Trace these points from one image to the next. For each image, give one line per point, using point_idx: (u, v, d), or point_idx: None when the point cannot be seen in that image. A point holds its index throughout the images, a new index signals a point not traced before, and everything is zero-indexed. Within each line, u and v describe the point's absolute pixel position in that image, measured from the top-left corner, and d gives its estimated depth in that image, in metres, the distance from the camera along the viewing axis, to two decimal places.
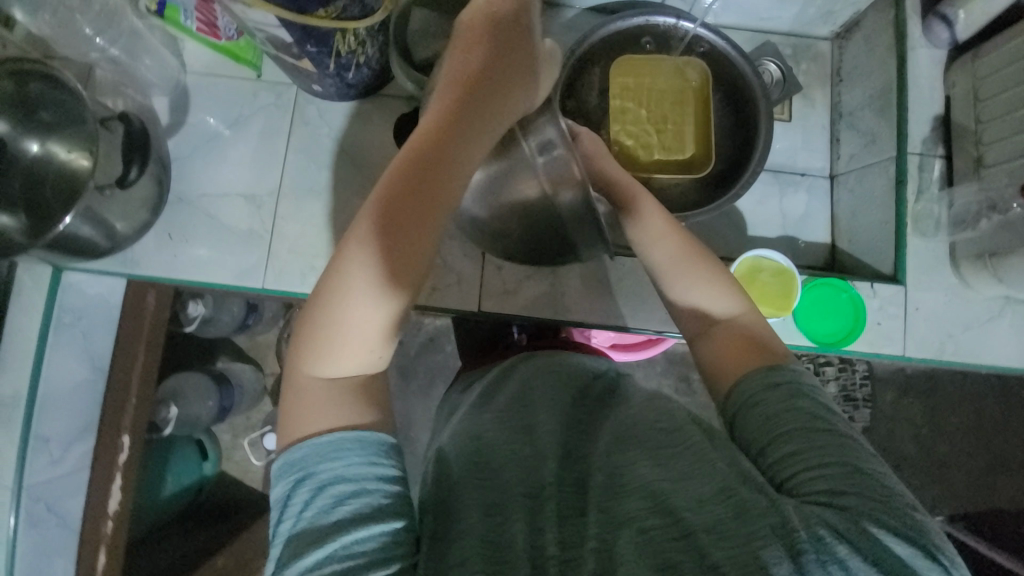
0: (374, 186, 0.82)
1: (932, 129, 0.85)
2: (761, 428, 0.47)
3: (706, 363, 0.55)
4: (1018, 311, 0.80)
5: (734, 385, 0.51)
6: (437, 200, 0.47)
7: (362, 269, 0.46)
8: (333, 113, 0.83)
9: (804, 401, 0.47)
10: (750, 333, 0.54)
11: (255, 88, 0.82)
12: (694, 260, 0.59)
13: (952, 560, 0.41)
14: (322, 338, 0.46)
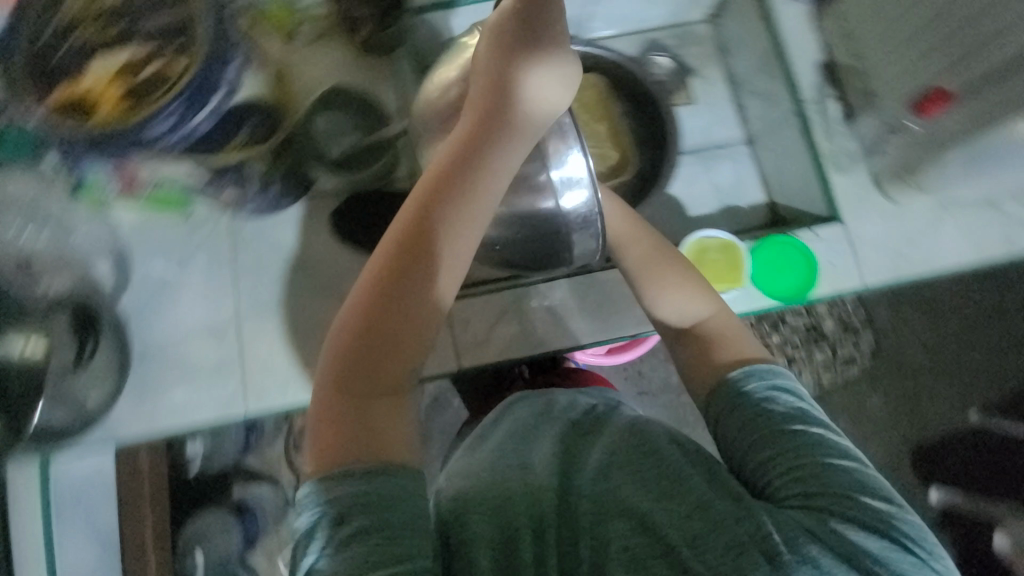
0: (327, 285, 0.84)
1: (820, 74, 0.89)
2: (742, 438, 0.58)
3: (690, 355, 0.68)
4: (956, 211, 0.83)
5: (715, 390, 0.63)
6: (421, 277, 0.54)
7: (394, 301, 0.54)
8: (270, 227, 0.85)
9: (774, 410, 0.58)
10: (721, 326, 0.68)
11: (190, 225, 0.84)
12: (666, 267, 0.72)
13: (913, 539, 0.51)
14: (372, 361, 0.54)
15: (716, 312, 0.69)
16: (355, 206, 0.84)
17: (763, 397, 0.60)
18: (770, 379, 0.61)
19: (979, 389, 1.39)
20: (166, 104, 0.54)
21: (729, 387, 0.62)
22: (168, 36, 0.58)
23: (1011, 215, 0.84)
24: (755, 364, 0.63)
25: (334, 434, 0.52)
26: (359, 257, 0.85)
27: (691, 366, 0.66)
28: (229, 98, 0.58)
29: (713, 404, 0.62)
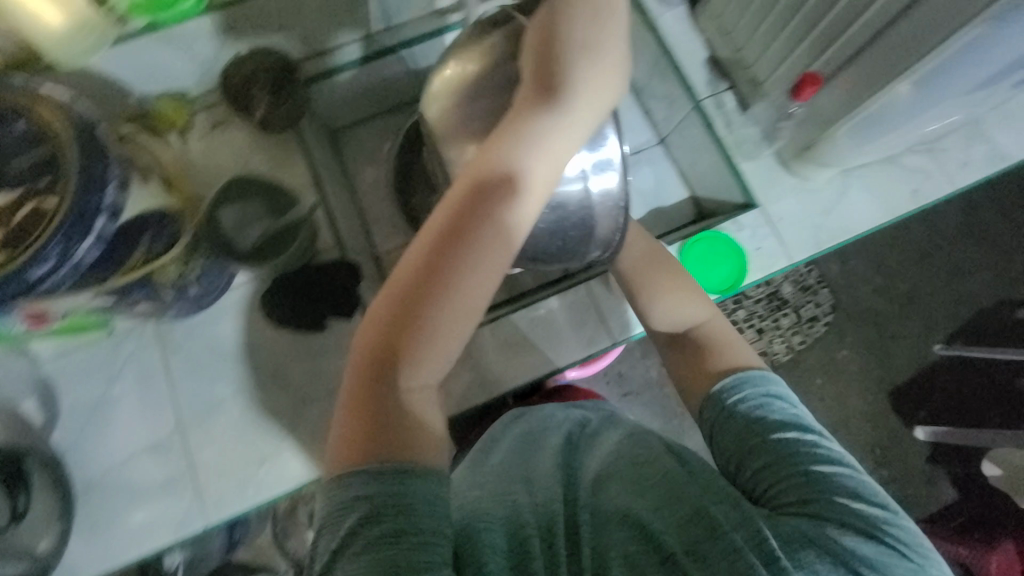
0: (268, 372, 0.81)
1: (709, 70, 0.93)
2: (737, 445, 0.61)
3: (676, 368, 0.74)
4: (858, 176, 0.87)
5: (710, 398, 0.67)
6: (415, 334, 0.53)
7: (393, 353, 0.53)
8: (197, 326, 0.81)
9: (765, 420, 0.61)
10: (711, 337, 0.73)
11: (114, 341, 0.81)
12: (659, 271, 0.76)
13: (905, 545, 0.51)
14: (368, 408, 0.53)
15: (707, 320, 0.74)
16: (281, 288, 0.81)
17: (753, 408, 0.63)
18: (763, 391, 0.65)
19: (937, 323, 1.44)
20: (48, 241, 0.52)
21: (722, 397, 0.66)
22: (42, 167, 0.54)
23: (910, 168, 0.88)
24: (745, 375, 0.67)
25: (354, 443, 0.53)
26: (296, 337, 0.82)
27: (685, 373, 0.72)
28: (114, 220, 0.57)
29: (708, 413, 0.66)
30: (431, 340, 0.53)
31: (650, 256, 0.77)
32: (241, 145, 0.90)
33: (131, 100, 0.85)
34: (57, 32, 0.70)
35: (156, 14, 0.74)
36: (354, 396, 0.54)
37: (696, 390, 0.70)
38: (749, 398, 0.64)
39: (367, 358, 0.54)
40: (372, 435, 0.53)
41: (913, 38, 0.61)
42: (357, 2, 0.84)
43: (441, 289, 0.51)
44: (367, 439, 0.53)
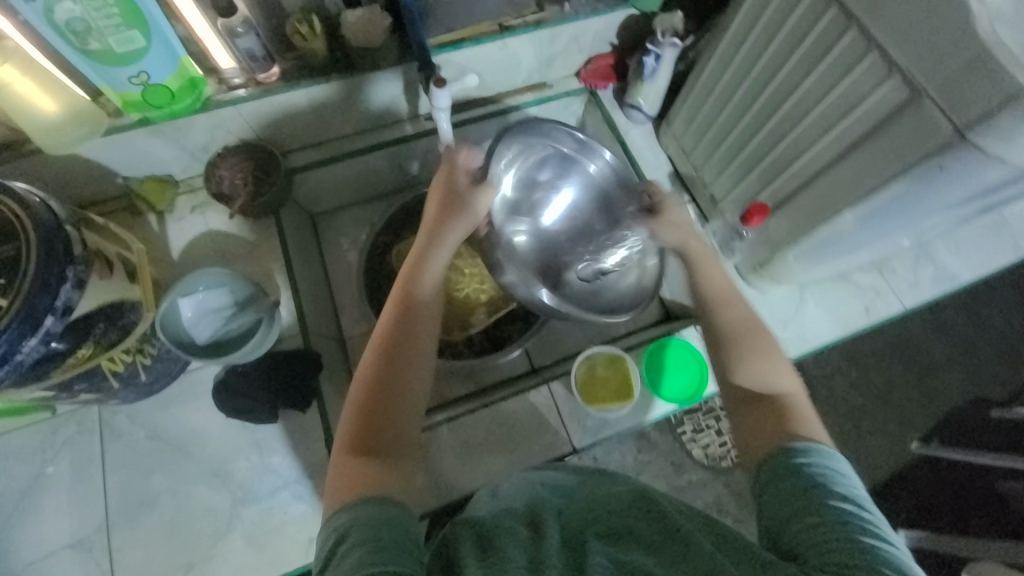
0: (210, 465, 0.77)
1: (672, 184, 1.00)
2: (791, 503, 0.51)
3: (746, 432, 0.62)
4: (813, 290, 0.91)
5: (768, 459, 0.57)
6: (410, 320, 0.65)
7: (395, 348, 0.63)
8: (144, 412, 0.79)
9: (825, 483, 0.52)
10: (799, 413, 0.61)
11: (54, 424, 0.77)
12: (756, 331, 0.69)
13: None
14: (378, 404, 0.59)
15: (798, 395, 0.64)
16: (235, 380, 0.79)
17: (814, 469, 0.53)
18: (833, 458, 0.55)
19: (910, 422, 1.42)
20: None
21: (785, 454, 0.56)
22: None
23: (863, 286, 0.92)
24: (814, 440, 0.57)
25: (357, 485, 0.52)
26: (245, 429, 0.80)
27: (748, 435, 0.62)
28: (65, 318, 0.56)
29: (767, 469, 0.56)
30: (410, 376, 0.62)
31: (746, 316, 0.71)
32: (219, 228, 0.92)
33: (115, 182, 0.88)
34: (53, 120, 0.75)
35: (148, 109, 0.78)
36: (349, 446, 0.56)
37: (757, 452, 0.60)
38: (818, 466, 0.53)
39: (357, 415, 0.59)
40: (377, 470, 0.54)
41: (838, 188, 0.65)
42: (344, 106, 0.91)
43: (407, 334, 0.63)
44: (374, 477, 0.53)
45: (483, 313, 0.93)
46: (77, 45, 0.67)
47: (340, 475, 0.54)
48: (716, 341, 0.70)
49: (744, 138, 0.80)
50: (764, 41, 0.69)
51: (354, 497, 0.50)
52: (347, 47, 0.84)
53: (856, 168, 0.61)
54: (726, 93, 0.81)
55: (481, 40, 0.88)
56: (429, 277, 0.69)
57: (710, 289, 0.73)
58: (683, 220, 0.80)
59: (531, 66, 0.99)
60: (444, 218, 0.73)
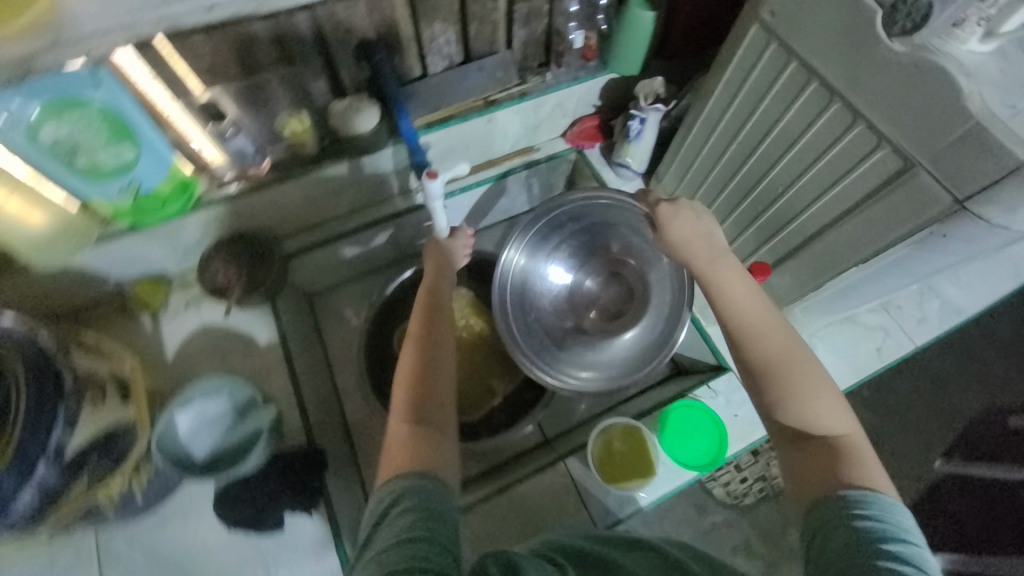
0: None
1: None
2: (842, 557, 0.45)
3: (794, 472, 0.55)
4: (821, 334, 0.89)
5: (817, 502, 0.51)
6: (437, 331, 0.67)
7: (425, 357, 0.63)
8: (141, 532, 0.74)
9: (879, 543, 0.44)
10: (855, 449, 0.54)
11: (43, 557, 0.72)
12: (793, 356, 0.60)
13: None
14: (419, 402, 0.59)
15: (850, 436, 0.55)
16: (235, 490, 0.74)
17: (873, 527, 0.46)
18: (895, 519, 0.46)
19: (933, 439, 1.36)
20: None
21: (840, 498, 0.49)
22: None
23: (871, 326, 0.92)
24: (870, 491, 0.49)
25: (409, 462, 0.51)
26: (249, 542, 0.74)
27: (799, 479, 0.54)
28: (52, 462, 0.59)
29: (813, 519, 0.50)
30: (444, 380, 0.62)
31: (783, 334, 0.63)
32: (216, 323, 0.91)
33: (106, 286, 0.86)
34: (39, 237, 0.73)
35: (140, 216, 0.77)
36: (399, 433, 0.56)
37: (805, 499, 0.52)
38: (873, 519, 0.46)
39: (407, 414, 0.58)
40: (428, 455, 0.53)
41: (842, 249, 0.65)
42: (335, 190, 0.91)
43: (435, 351, 0.64)
44: (429, 454, 0.53)
45: (500, 380, 0.94)
46: (66, 164, 0.67)
47: (392, 460, 0.53)
48: (755, 365, 0.61)
49: (736, 199, 0.80)
50: (748, 108, 0.70)
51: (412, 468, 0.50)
52: (336, 134, 0.84)
53: (855, 232, 0.61)
54: (713, 155, 0.82)
55: (468, 116, 0.90)
56: (443, 306, 0.71)
57: (770, 324, 0.64)
58: (691, 233, 0.71)
59: (518, 133, 1.00)
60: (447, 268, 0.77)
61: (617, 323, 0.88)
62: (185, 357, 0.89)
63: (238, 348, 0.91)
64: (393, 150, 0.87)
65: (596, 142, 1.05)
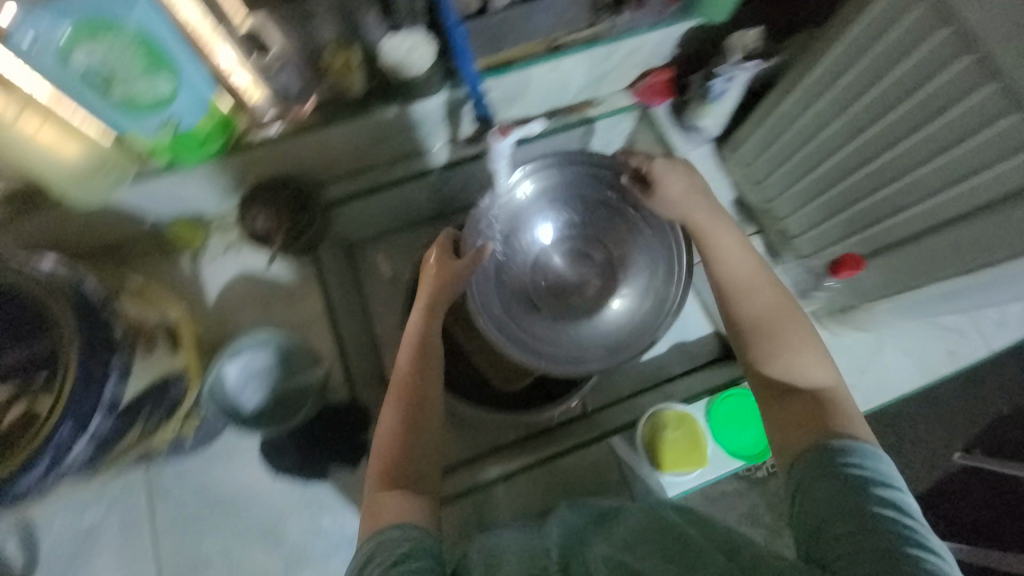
0: (264, 526, 0.76)
1: (736, 213, 0.93)
2: (829, 502, 0.50)
3: (777, 427, 0.60)
4: (893, 334, 0.86)
5: (800, 457, 0.55)
6: (427, 370, 0.66)
7: (407, 407, 0.63)
8: (191, 472, 0.78)
9: (873, 490, 0.49)
10: (839, 403, 0.59)
11: (98, 488, 0.76)
12: (784, 319, 0.66)
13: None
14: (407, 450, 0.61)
15: (840, 388, 0.60)
16: (283, 444, 0.77)
17: (869, 477, 0.50)
18: (883, 466, 0.52)
19: (956, 429, 1.26)
20: (54, 432, 0.49)
21: (828, 448, 0.54)
22: (37, 360, 0.51)
23: (947, 327, 0.87)
24: (863, 442, 0.53)
25: (392, 514, 0.55)
26: (295, 488, 0.78)
27: (781, 426, 0.60)
28: (113, 413, 0.53)
29: (803, 466, 0.54)
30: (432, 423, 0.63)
31: (777, 298, 0.68)
32: (256, 270, 0.89)
33: (143, 226, 0.83)
34: (74, 171, 0.68)
35: (178, 155, 0.72)
36: (380, 479, 0.58)
37: (787, 447, 0.58)
38: (862, 461, 0.52)
39: (394, 462, 0.60)
40: (415, 512, 0.56)
41: (988, 235, 0.58)
42: (380, 136, 0.83)
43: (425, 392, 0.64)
44: (409, 511, 0.56)
45: None
46: (100, 92, 0.61)
47: (376, 513, 0.56)
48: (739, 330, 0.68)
49: (843, 169, 0.73)
50: (884, 65, 0.62)
51: (395, 524, 0.53)
52: (384, 76, 0.74)
53: (996, 226, 0.57)
54: (816, 123, 0.74)
55: (532, 62, 0.79)
56: (436, 339, 0.69)
57: (743, 278, 0.69)
58: (684, 189, 0.74)
59: (582, 83, 0.89)
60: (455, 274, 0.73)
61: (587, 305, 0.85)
62: (226, 304, 0.88)
63: (280, 299, 0.89)
64: (445, 96, 0.78)
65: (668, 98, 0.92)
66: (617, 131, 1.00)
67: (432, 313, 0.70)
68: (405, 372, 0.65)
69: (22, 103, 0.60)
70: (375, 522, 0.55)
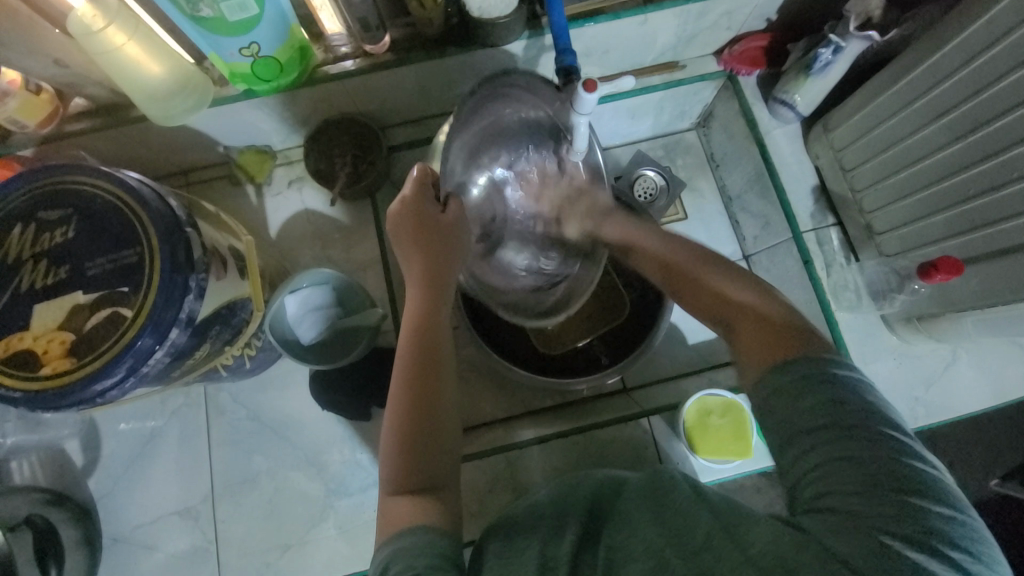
0: (309, 452, 0.81)
1: (815, 201, 0.87)
2: (791, 423, 0.46)
3: (740, 356, 0.53)
4: (970, 348, 0.82)
5: (755, 385, 0.50)
6: (429, 344, 0.57)
7: (408, 390, 0.54)
8: (245, 393, 0.83)
9: (860, 407, 0.44)
10: (777, 322, 0.53)
11: (161, 396, 0.82)
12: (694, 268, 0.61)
13: (975, 542, 0.39)
14: (419, 442, 0.53)
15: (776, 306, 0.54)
16: (332, 379, 0.80)
17: (845, 376, 0.47)
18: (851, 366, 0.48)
19: (1000, 453, 1.15)
20: (135, 341, 0.51)
21: (786, 364, 0.49)
22: (122, 270, 0.52)
23: None
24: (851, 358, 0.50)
25: (407, 517, 0.49)
26: (341, 422, 0.82)
27: (739, 352, 0.54)
28: (187, 328, 0.55)
29: (763, 389, 0.49)
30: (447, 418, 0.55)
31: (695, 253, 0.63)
32: (316, 209, 0.90)
33: (213, 151, 0.85)
34: (156, 88, 0.66)
35: (253, 83, 0.70)
36: (394, 488, 0.51)
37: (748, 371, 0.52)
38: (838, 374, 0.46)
39: (399, 466, 0.52)
40: (431, 510, 0.50)
41: None
42: (453, 81, 0.80)
43: (430, 385, 0.55)
44: (426, 510, 0.49)
45: (593, 327, 0.88)
46: (186, 11, 0.58)
47: (387, 520, 0.50)
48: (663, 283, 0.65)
49: (956, 163, 0.66)
50: None
51: (409, 528, 0.47)
52: (464, 13, 0.69)
53: None
54: (931, 109, 0.67)
55: (620, 13, 0.73)
56: (441, 324, 0.59)
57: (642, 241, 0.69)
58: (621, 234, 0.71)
59: (668, 43, 0.83)
60: (444, 244, 0.62)
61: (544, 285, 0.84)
62: (286, 237, 0.90)
63: (336, 237, 0.90)
64: (524, 44, 0.74)
65: (757, 69, 0.86)
66: (695, 100, 0.94)
67: (427, 282, 0.60)
68: (402, 348, 0.57)
69: (110, 15, 0.59)
70: (385, 532, 0.49)
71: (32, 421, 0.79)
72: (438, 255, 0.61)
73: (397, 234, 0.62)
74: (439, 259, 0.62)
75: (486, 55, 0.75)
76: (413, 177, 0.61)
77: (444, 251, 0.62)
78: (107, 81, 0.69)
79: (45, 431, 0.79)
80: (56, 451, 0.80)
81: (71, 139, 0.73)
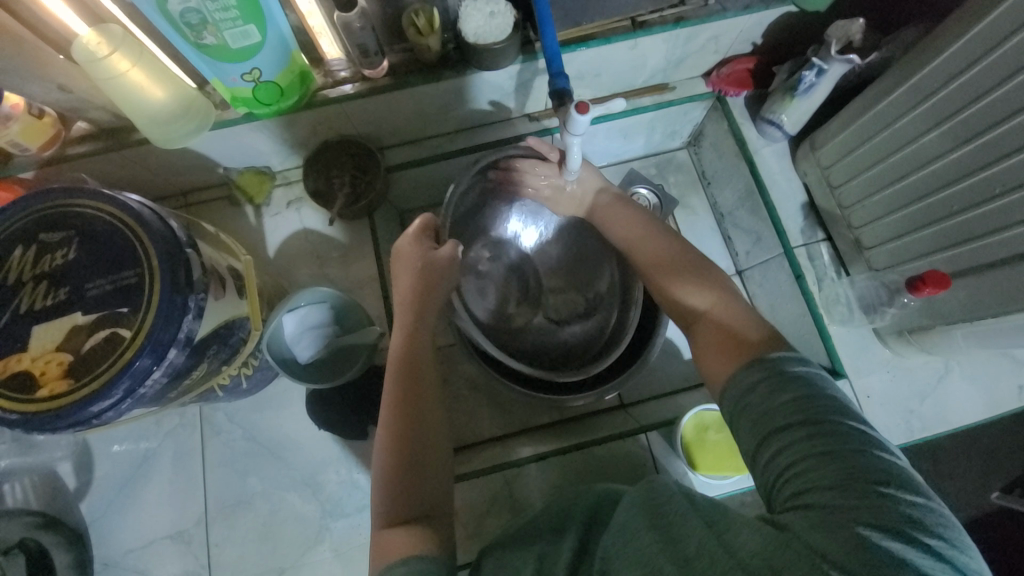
0: (305, 473, 0.80)
1: (805, 217, 0.89)
2: (760, 425, 0.47)
3: (705, 366, 0.57)
4: (962, 361, 0.83)
5: (722, 394, 0.53)
6: (417, 368, 0.60)
7: (400, 414, 0.56)
8: (240, 412, 0.82)
9: (825, 405, 0.46)
10: (735, 330, 0.56)
11: (157, 416, 0.81)
12: (673, 274, 0.66)
13: (954, 534, 0.39)
14: (413, 468, 0.54)
15: (739, 316, 0.58)
16: (329, 398, 0.79)
17: (806, 375, 0.49)
18: (817, 371, 0.50)
19: (998, 467, 1.15)
20: (133, 361, 0.51)
21: (756, 364, 0.51)
22: (121, 290, 0.53)
23: (1021, 362, 0.83)
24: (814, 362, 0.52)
25: (399, 546, 0.47)
26: (337, 441, 0.81)
27: (705, 363, 0.57)
28: (184, 349, 0.55)
29: (732, 401, 0.51)
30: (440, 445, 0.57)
31: (673, 249, 0.69)
32: (314, 228, 0.91)
33: (214, 172, 0.86)
34: (159, 112, 0.67)
35: (255, 107, 0.71)
36: (389, 521, 0.50)
37: (715, 382, 0.55)
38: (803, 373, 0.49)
39: (394, 492, 0.52)
40: (426, 538, 0.49)
41: None
42: (450, 104, 0.83)
43: (419, 408, 0.57)
44: (422, 540, 0.48)
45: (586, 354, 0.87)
46: (190, 38, 0.59)
47: (381, 552, 0.48)
48: (645, 280, 0.70)
49: (940, 179, 0.68)
50: (1009, 70, 0.57)
51: (404, 557, 0.45)
52: (460, 39, 0.72)
53: None
54: (914, 127, 0.69)
55: (611, 38, 0.76)
56: (427, 350, 0.62)
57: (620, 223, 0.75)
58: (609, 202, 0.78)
59: (659, 65, 0.85)
60: (428, 276, 0.67)
61: (523, 312, 0.90)
62: (285, 257, 0.91)
63: (334, 256, 0.91)
64: (519, 68, 0.77)
65: (744, 90, 0.88)
66: (686, 120, 0.97)
67: (419, 311, 0.65)
68: (391, 373, 0.60)
69: (115, 42, 0.60)
70: (379, 564, 0.47)
71: (25, 443, 0.78)
72: (424, 283, 0.67)
73: (396, 270, 0.69)
74: (430, 289, 0.67)
75: (483, 78, 0.77)
76: (417, 224, 0.70)
77: (434, 289, 0.67)
78: (110, 104, 0.71)
79: (39, 453, 0.78)
80: (49, 473, 0.79)
81: (71, 161, 0.74)
